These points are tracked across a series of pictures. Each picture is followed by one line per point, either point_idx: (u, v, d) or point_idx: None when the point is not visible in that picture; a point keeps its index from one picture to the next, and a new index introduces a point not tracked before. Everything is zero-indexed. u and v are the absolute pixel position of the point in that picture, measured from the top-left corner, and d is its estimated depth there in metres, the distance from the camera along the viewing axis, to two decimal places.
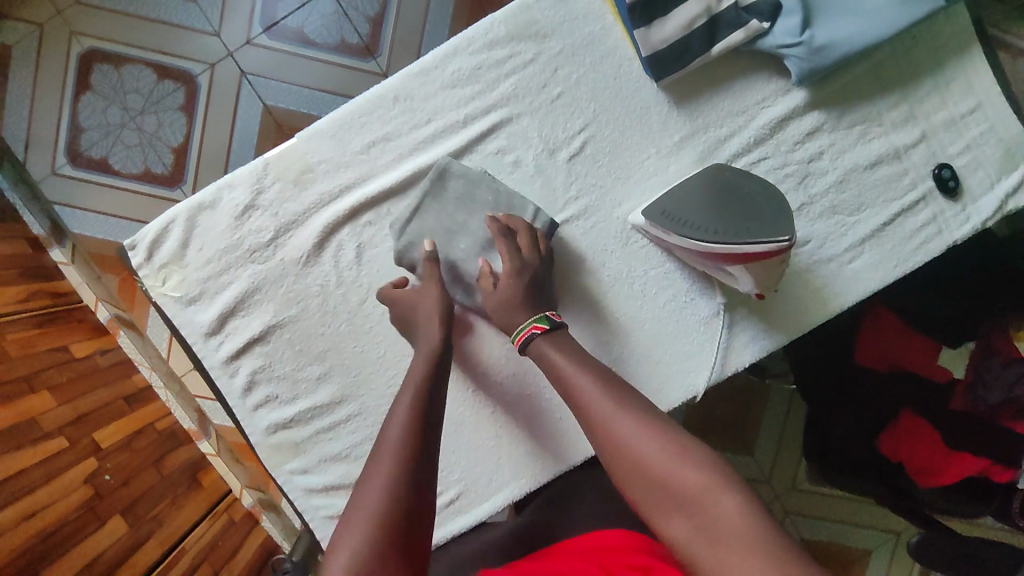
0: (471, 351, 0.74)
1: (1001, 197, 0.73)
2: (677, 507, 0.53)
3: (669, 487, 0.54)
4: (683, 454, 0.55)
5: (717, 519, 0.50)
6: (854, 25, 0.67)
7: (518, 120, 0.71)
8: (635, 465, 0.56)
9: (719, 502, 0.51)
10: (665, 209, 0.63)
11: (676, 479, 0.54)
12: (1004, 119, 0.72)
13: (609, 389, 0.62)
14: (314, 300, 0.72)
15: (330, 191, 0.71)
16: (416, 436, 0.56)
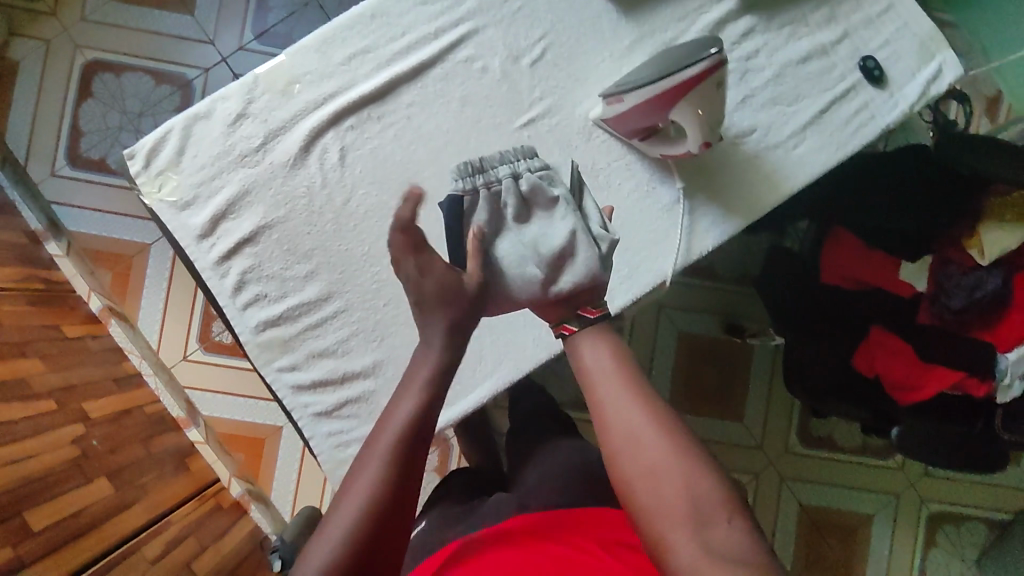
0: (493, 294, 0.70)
1: (924, 84, 0.80)
2: (680, 517, 0.53)
3: (682, 496, 0.54)
4: (695, 468, 0.55)
5: (720, 544, 0.51)
6: None
7: (483, 32, 0.79)
8: (650, 467, 0.55)
9: (722, 526, 0.52)
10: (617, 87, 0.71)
11: (688, 490, 0.54)
12: (916, 17, 0.81)
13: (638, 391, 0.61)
14: (301, 200, 0.77)
15: (315, 99, 0.78)
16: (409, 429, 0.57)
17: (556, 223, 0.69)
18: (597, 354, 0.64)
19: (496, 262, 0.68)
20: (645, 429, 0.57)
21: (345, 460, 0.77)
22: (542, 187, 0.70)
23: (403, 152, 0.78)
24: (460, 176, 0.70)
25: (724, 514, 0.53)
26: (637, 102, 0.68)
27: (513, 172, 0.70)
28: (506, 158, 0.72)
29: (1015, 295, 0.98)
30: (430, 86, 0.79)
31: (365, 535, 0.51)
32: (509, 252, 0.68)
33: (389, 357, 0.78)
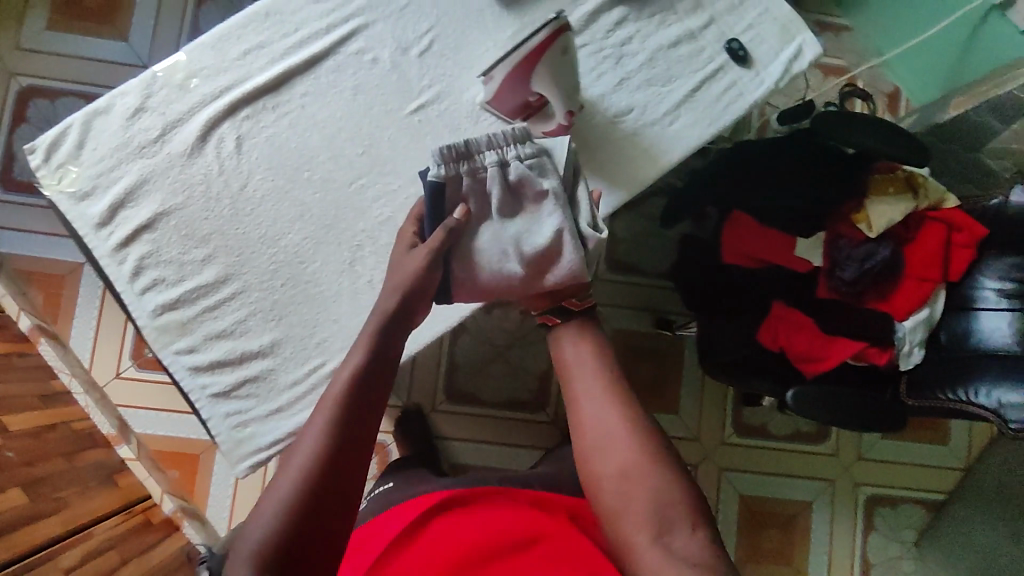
0: (467, 276, 0.69)
1: (786, 62, 0.86)
2: (646, 524, 0.62)
3: (647, 504, 0.63)
4: (660, 477, 0.65)
5: (680, 547, 0.61)
6: None
7: (373, 26, 0.84)
8: (624, 475, 0.65)
9: (678, 531, 0.62)
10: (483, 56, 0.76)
11: (654, 500, 0.63)
12: (775, 2, 0.87)
13: (616, 397, 0.70)
14: (198, 186, 0.80)
15: (212, 91, 0.81)
16: (352, 397, 0.60)
17: (542, 221, 0.68)
18: (581, 366, 0.73)
19: (476, 254, 0.68)
20: (620, 439, 0.67)
21: (243, 440, 0.78)
22: (530, 180, 0.66)
23: (298, 139, 0.82)
24: (443, 162, 0.66)
25: (688, 523, 0.62)
26: (501, 79, 0.73)
27: (500, 161, 0.66)
28: (495, 140, 0.67)
29: (907, 262, 1.04)
30: (323, 76, 0.83)
31: (309, 503, 0.53)
32: (491, 246, 0.68)
33: (286, 337, 0.79)
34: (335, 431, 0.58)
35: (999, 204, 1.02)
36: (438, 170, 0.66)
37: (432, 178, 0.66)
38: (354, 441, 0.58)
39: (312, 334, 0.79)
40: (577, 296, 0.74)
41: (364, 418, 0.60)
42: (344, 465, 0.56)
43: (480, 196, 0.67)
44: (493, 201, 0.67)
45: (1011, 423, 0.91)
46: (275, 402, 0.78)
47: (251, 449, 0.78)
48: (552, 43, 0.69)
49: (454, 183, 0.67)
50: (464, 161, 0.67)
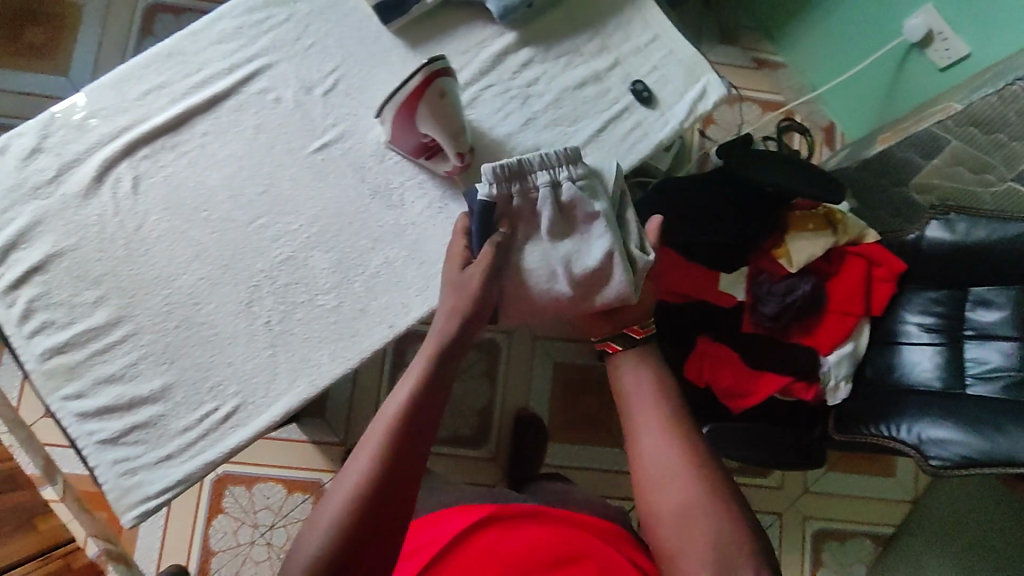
0: (524, 293, 0.76)
1: (690, 103, 0.87)
2: (700, 561, 0.61)
3: (703, 541, 0.62)
4: (717, 513, 0.64)
5: None
6: None
7: (276, 66, 0.84)
8: (682, 515, 0.64)
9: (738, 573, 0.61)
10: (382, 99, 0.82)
11: (709, 537, 0.62)
12: (679, 44, 0.89)
13: (670, 424, 0.71)
14: (93, 227, 0.79)
15: (110, 131, 0.81)
16: (401, 420, 0.66)
17: (593, 243, 0.74)
18: (638, 394, 0.74)
19: (528, 271, 0.75)
20: (675, 474, 0.67)
21: (131, 488, 0.75)
22: (580, 201, 0.73)
23: (197, 178, 0.81)
24: (495, 182, 0.72)
25: (746, 565, 0.61)
26: (388, 130, 0.79)
27: (551, 180, 0.72)
28: (547, 161, 0.73)
29: (829, 297, 1.04)
30: (224, 115, 0.82)
31: (352, 520, 0.61)
32: (540, 262, 0.75)
33: (179, 380, 0.77)
34: (380, 455, 0.64)
35: (916, 238, 1.00)
36: (489, 189, 0.72)
37: (482, 197, 0.72)
38: (401, 464, 0.65)
39: (205, 377, 0.77)
40: (639, 324, 0.78)
41: (410, 441, 0.66)
42: (389, 484, 0.63)
43: (532, 213, 0.74)
44: (548, 218, 0.73)
45: (931, 460, 0.89)
46: (167, 448, 0.76)
47: (139, 497, 0.75)
48: (425, 89, 0.75)
49: (502, 202, 0.73)
50: (515, 180, 0.73)
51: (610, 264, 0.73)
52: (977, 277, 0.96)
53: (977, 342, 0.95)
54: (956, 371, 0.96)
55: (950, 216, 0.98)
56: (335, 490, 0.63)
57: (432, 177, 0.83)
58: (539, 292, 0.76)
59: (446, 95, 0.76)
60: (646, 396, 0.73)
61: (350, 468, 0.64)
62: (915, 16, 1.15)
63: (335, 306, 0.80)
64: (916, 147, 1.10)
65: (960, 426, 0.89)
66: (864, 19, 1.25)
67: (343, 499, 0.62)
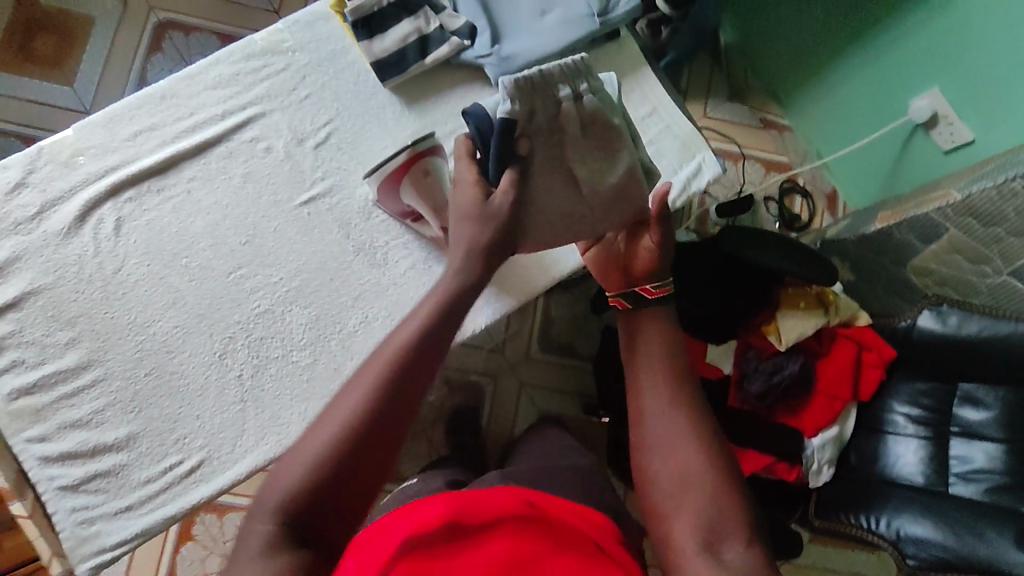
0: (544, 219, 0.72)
1: (685, 180, 0.87)
2: (697, 534, 0.58)
3: (702, 514, 0.59)
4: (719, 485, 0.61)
5: (732, 559, 0.56)
6: (534, 41, 0.84)
7: (269, 115, 0.83)
8: (682, 477, 0.61)
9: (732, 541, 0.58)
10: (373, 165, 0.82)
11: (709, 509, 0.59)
12: (677, 120, 0.89)
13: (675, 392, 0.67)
14: (71, 267, 0.78)
15: (96, 171, 0.80)
16: (413, 351, 0.58)
17: (615, 163, 0.73)
18: (647, 359, 0.70)
19: (547, 196, 0.71)
20: (680, 436, 0.64)
21: (88, 538, 0.73)
22: (601, 115, 0.70)
23: (180, 224, 0.80)
24: (515, 98, 0.67)
25: (744, 539, 0.58)
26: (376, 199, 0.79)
27: (573, 95, 0.69)
28: (564, 72, 0.68)
29: (819, 377, 1.02)
30: (214, 162, 0.82)
31: (342, 447, 0.53)
32: (562, 189, 0.71)
33: (145, 430, 0.75)
34: (384, 385, 0.56)
35: (907, 326, 0.98)
36: (509, 106, 0.67)
37: (502, 118, 0.67)
38: (405, 398, 0.56)
39: (172, 429, 0.76)
40: (654, 283, 0.74)
41: (419, 376, 0.57)
42: (388, 417, 0.55)
43: (553, 132, 0.69)
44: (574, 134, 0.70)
45: (909, 559, 0.87)
46: (127, 499, 0.74)
47: (95, 548, 0.73)
48: (410, 165, 0.75)
49: (524, 118, 0.68)
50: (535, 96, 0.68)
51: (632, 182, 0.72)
52: (966, 373, 0.93)
53: (962, 440, 0.93)
54: (939, 467, 0.93)
55: (943, 307, 0.96)
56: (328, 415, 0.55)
57: (419, 239, 0.83)
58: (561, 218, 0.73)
59: (434, 172, 0.75)
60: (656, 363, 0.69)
61: (348, 395, 0.56)
62: (922, 96, 1.15)
63: (309, 364, 0.79)
64: (917, 230, 1.11)
65: (937, 525, 0.87)
66: (870, 92, 1.25)
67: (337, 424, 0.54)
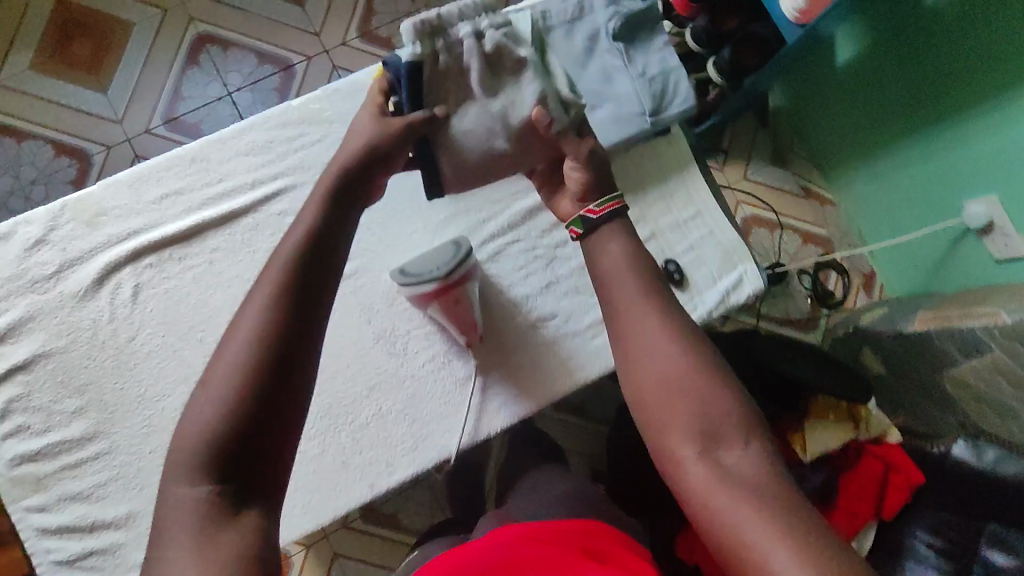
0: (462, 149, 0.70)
1: (722, 291, 0.84)
2: (691, 435, 0.55)
3: (694, 416, 0.55)
4: (708, 386, 0.57)
5: (733, 464, 0.53)
6: None
7: (301, 188, 0.80)
8: (668, 382, 0.57)
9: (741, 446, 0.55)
10: (401, 267, 0.78)
11: (699, 409, 0.55)
12: (721, 225, 0.85)
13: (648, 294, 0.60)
14: (84, 333, 0.76)
15: (118, 233, 0.77)
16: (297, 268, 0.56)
17: (524, 88, 0.71)
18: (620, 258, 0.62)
19: (464, 133, 0.70)
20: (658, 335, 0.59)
21: None
22: (508, 49, 0.70)
23: (199, 295, 0.78)
24: (417, 40, 0.66)
25: (741, 437, 0.55)
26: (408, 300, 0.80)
27: (476, 32, 0.68)
28: (465, 13, 0.69)
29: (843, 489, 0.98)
30: (239, 233, 0.79)
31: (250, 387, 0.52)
32: (476, 123, 0.69)
33: (145, 509, 0.74)
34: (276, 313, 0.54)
35: (942, 453, 0.97)
36: (413, 47, 0.66)
37: (408, 58, 0.66)
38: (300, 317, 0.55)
39: None
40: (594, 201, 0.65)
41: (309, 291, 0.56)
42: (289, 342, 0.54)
43: (458, 70, 0.69)
44: (482, 65, 0.69)
45: None
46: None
47: None
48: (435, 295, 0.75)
49: (432, 57, 0.67)
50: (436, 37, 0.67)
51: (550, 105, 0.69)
52: (996, 514, 0.88)
53: None
54: None
55: (979, 441, 0.94)
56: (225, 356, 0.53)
57: (441, 332, 0.80)
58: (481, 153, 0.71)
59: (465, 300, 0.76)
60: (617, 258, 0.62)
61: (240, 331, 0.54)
62: (980, 201, 1.09)
63: (318, 454, 0.77)
64: (961, 344, 1.08)
65: None
66: (923, 185, 1.20)
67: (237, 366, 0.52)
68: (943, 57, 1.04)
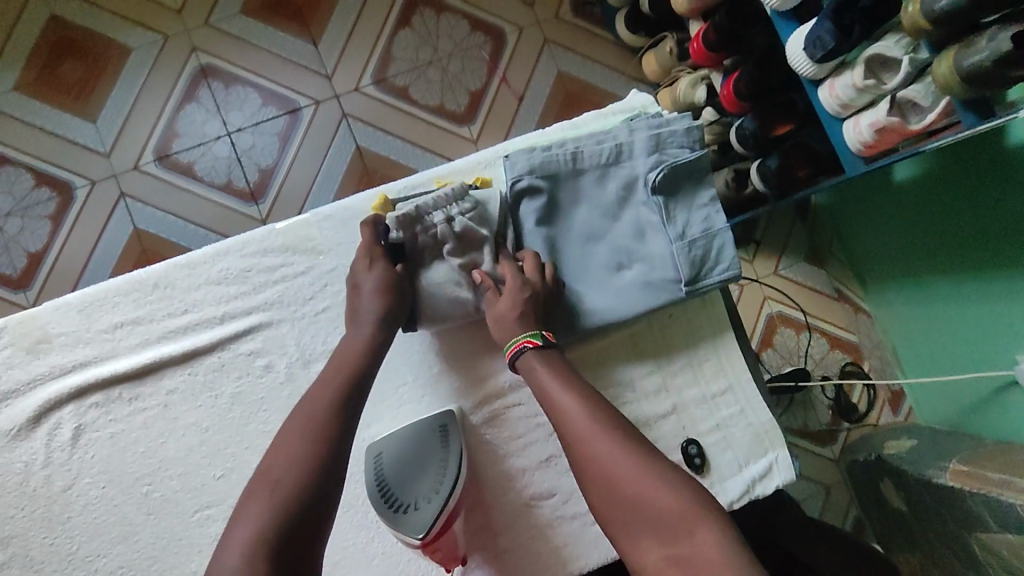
0: (439, 305, 0.71)
1: (748, 481, 0.73)
2: (654, 533, 0.56)
3: (648, 515, 0.56)
4: (655, 475, 0.58)
5: (699, 550, 0.53)
6: (598, 302, 0.72)
7: (276, 326, 0.72)
8: (613, 490, 0.59)
9: (699, 536, 0.53)
10: (379, 451, 0.69)
11: (650, 507, 0.56)
12: (754, 404, 0.75)
13: (590, 403, 0.63)
14: (14, 477, 0.69)
15: (62, 364, 0.71)
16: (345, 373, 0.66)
17: (484, 258, 0.71)
18: (558, 376, 0.65)
19: (433, 294, 0.71)
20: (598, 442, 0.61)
21: None
22: (473, 231, 0.70)
23: (150, 443, 0.70)
24: (397, 227, 0.70)
25: (688, 528, 0.54)
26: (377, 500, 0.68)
27: (445, 217, 0.70)
28: (437, 200, 0.70)
29: None
30: (200, 373, 0.71)
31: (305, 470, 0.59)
32: (443, 282, 0.71)
33: None
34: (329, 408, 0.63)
35: None
36: (395, 233, 0.70)
37: (391, 238, 0.70)
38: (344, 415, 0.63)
39: None
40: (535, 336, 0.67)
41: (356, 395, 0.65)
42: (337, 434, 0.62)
43: (432, 245, 0.71)
44: (452, 245, 0.70)
45: None
46: None
47: None
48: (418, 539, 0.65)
49: (412, 235, 0.71)
50: (415, 224, 0.71)
51: (511, 270, 0.70)
52: None
53: None
54: None
55: None
56: (285, 446, 0.61)
57: None
58: (456, 304, 0.71)
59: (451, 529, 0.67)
60: (553, 375, 0.65)
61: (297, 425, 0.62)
62: None
63: None
64: (995, 513, 0.95)
65: None
66: (979, 321, 1.07)
67: (299, 454, 0.60)
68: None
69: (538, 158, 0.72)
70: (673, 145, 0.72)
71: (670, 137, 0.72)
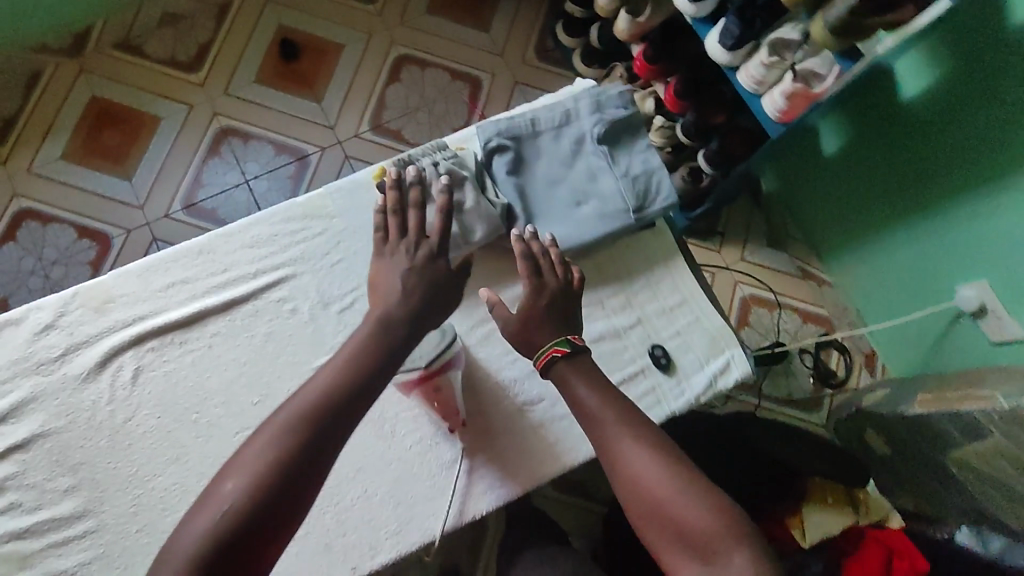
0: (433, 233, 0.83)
1: (709, 376, 0.86)
2: (690, 548, 0.63)
3: (686, 529, 0.64)
4: (691, 498, 0.65)
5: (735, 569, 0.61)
6: (566, 230, 0.87)
7: (300, 277, 0.90)
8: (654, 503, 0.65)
9: (730, 559, 0.61)
10: None
11: (687, 528, 0.64)
12: (707, 314, 0.89)
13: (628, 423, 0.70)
14: (83, 413, 0.85)
15: (123, 319, 0.88)
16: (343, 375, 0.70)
17: (467, 196, 0.86)
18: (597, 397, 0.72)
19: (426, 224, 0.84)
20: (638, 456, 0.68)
21: None
22: (456, 171, 0.86)
23: (197, 379, 0.87)
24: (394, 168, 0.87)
25: (730, 546, 0.62)
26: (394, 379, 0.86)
27: (433, 162, 0.87)
28: (425, 151, 0.89)
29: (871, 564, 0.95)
30: (239, 318, 0.89)
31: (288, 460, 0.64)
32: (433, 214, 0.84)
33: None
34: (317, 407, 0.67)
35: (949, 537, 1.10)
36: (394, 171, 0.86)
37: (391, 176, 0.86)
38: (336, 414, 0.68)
39: None
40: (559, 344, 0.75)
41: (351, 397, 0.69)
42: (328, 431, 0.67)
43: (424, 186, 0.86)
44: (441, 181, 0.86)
45: None
46: None
47: None
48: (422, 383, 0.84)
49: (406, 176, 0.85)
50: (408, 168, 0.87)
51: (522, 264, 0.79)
52: None
53: None
54: None
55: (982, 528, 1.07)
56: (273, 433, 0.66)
57: (427, 416, 0.86)
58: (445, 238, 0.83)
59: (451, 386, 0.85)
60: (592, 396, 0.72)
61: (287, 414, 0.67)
62: (971, 286, 1.11)
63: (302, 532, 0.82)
64: (958, 424, 1.04)
65: None
66: (927, 260, 1.19)
67: (283, 444, 0.65)
68: (978, 165, 1.02)
69: (503, 124, 0.89)
70: (611, 106, 0.91)
71: (608, 100, 0.91)
